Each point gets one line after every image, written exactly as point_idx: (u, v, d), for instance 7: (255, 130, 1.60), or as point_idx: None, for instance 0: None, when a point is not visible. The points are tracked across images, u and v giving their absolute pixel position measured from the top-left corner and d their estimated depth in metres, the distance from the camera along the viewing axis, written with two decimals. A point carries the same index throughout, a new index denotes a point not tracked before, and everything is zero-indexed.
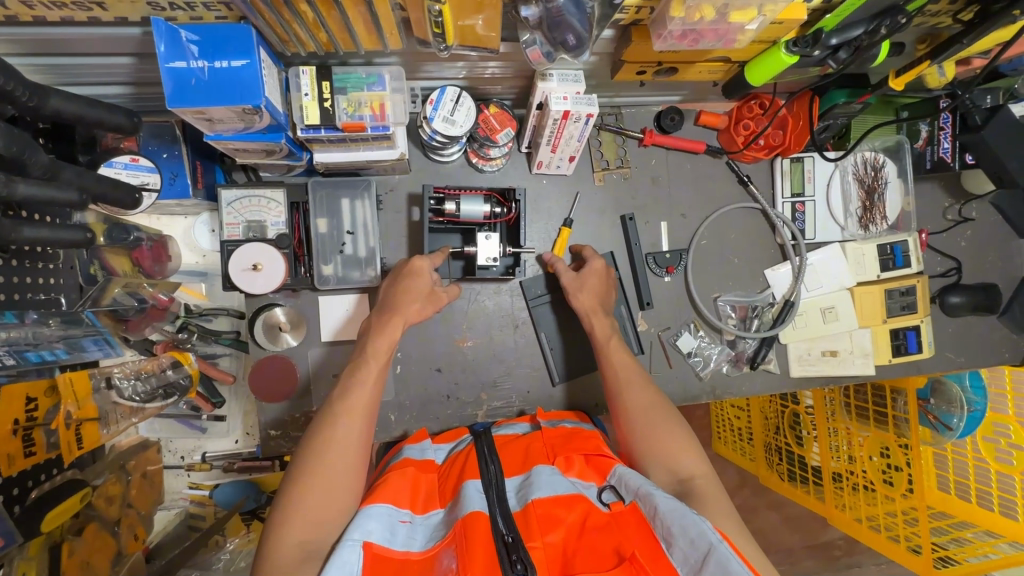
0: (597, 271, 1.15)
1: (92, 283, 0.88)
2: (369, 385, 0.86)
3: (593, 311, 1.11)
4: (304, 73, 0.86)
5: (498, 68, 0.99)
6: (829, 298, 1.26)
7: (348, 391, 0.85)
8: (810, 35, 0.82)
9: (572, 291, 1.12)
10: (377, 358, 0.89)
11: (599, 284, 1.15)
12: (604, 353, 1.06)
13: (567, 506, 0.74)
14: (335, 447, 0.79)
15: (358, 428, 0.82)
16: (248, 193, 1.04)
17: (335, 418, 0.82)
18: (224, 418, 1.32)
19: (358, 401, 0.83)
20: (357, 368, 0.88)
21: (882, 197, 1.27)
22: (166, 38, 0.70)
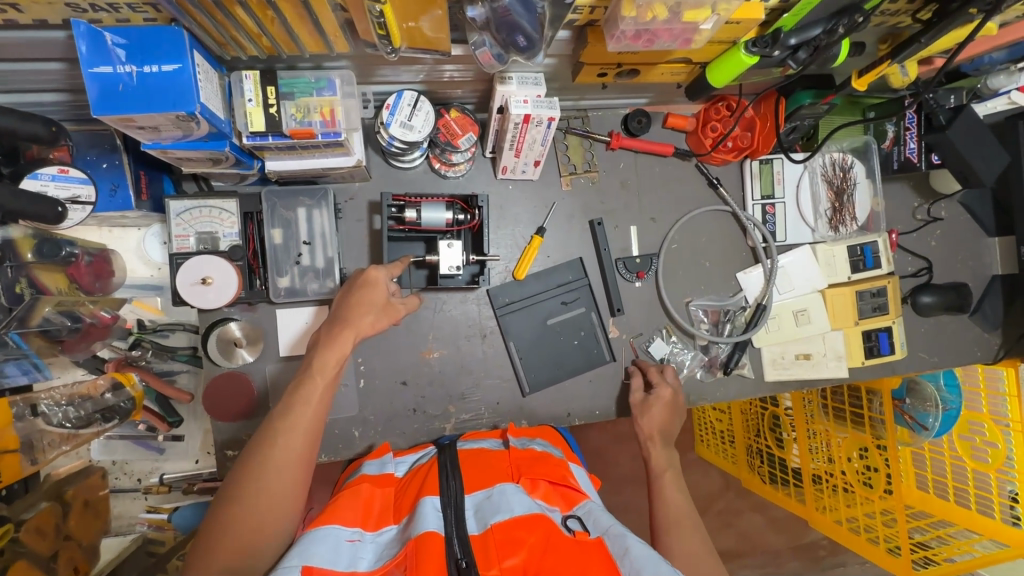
0: (665, 400, 1.13)
1: (18, 302, 0.82)
2: (313, 403, 0.78)
3: (652, 436, 1.10)
4: (247, 78, 0.82)
5: (456, 72, 0.96)
6: (801, 301, 1.24)
7: (289, 408, 0.78)
8: (769, 35, 0.80)
9: (637, 414, 1.14)
10: (323, 374, 0.81)
11: (665, 414, 1.13)
12: (658, 489, 1.01)
13: (528, 528, 0.70)
14: (272, 471, 0.72)
15: (297, 452, 0.75)
16: (198, 204, 1.00)
17: (273, 438, 0.75)
18: (183, 437, 1.27)
19: (301, 420, 0.76)
20: (299, 385, 0.80)
21: (851, 198, 1.26)
22: (92, 43, 0.67)
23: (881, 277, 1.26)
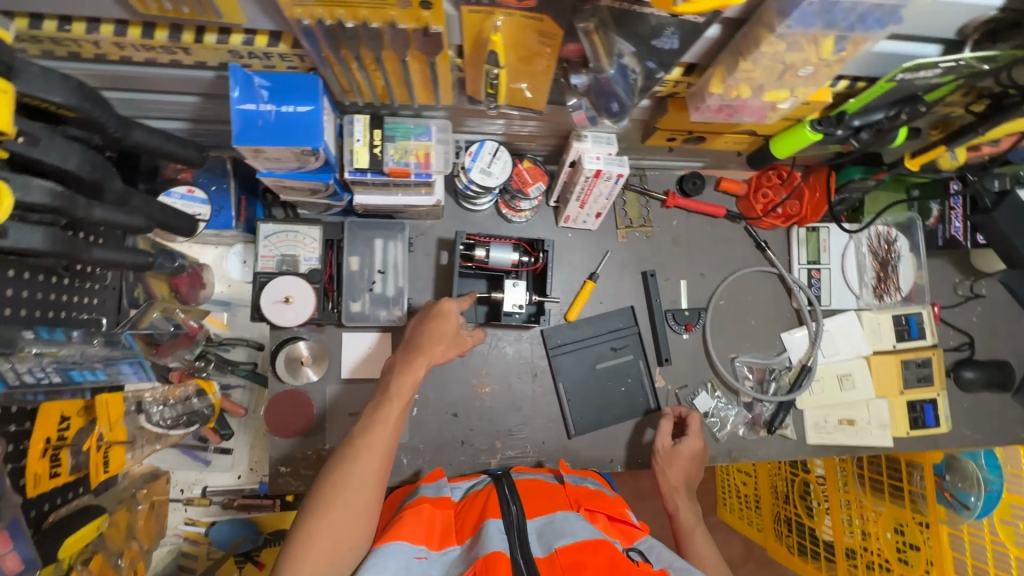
0: (693, 452, 1.15)
1: (135, 305, 0.88)
2: (390, 426, 0.82)
3: (677, 487, 1.12)
4: (357, 121, 0.91)
5: (536, 127, 1.05)
6: (846, 365, 1.27)
7: (368, 428, 0.82)
8: (834, 116, 0.87)
9: (661, 463, 1.14)
10: (399, 399, 0.84)
11: (688, 463, 1.14)
12: (688, 540, 1.04)
13: (595, 552, 0.72)
14: (352, 489, 0.76)
15: (375, 472, 0.78)
16: (286, 228, 1.08)
17: (354, 456, 0.78)
18: (230, 451, 1.30)
19: (379, 440, 0.80)
20: (378, 406, 0.84)
21: (895, 269, 1.30)
22: (243, 83, 0.76)
23: (925, 348, 1.28)
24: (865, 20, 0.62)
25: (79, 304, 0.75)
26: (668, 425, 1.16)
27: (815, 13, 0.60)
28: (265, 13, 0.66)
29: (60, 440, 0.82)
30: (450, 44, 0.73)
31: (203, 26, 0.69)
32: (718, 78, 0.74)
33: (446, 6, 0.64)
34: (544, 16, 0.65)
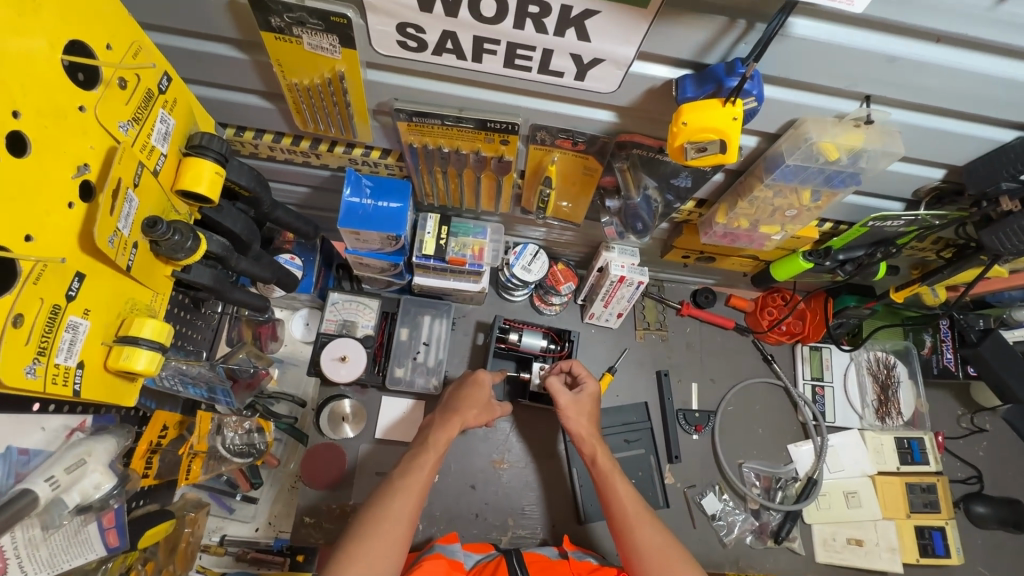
0: (593, 395, 1.11)
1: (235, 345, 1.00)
2: (425, 471, 0.93)
3: (591, 434, 1.07)
4: (429, 219, 1.12)
5: (572, 236, 1.26)
6: (851, 482, 1.32)
7: (406, 471, 0.93)
8: (822, 249, 1.06)
9: (569, 414, 1.08)
10: (435, 450, 0.96)
11: (594, 407, 1.11)
12: (607, 484, 0.99)
13: None
14: (389, 520, 0.85)
15: (410, 511, 0.88)
16: (351, 298, 1.26)
17: (393, 494, 0.89)
18: (254, 500, 1.19)
19: (417, 483, 0.91)
20: (417, 455, 0.96)
21: (896, 394, 1.40)
22: (353, 182, 0.99)
23: (930, 473, 1.33)
24: (832, 181, 0.80)
25: (193, 329, 0.84)
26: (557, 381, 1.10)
27: (792, 173, 0.79)
28: (385, 135, 0.90)
29: (155, 445, 0.78)
30: (516, 169, 0.96)
31: (335, 141, 0.93)
32: (723, 211, 0.95)
33: (519, 143, 0.87)
34: (590, 156, 0.87)
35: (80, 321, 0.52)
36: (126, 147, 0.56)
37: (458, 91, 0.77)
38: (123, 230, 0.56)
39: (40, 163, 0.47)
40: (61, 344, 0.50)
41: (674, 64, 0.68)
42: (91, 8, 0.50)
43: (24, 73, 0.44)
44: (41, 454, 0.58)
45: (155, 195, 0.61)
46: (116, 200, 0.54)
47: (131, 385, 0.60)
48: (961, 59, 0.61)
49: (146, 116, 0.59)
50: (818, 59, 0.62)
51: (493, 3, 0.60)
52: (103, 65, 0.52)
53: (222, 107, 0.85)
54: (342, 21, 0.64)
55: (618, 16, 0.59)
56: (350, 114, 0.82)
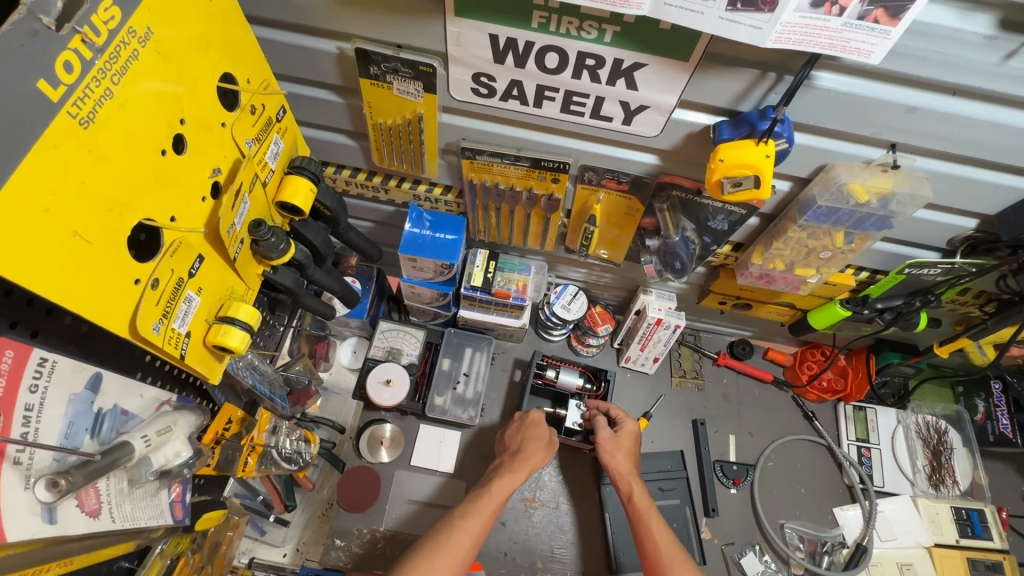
0: (632, 433, 1.15)
1: (296, 358, 1.09)
2: (485, 517, 0.97)
3: (628, 472, 1.10)
4: (479, 254, 1.21)
5: (611, 279, 1.32)
6: (905, 553, 1.23)
7: (465, 511, 0.98)
8: (860, 298, 1.09)
9: (605, 449, 1.12)
10: (497, 496, 1.01)
11: (633, 446, 1.14)
12: (642, 523, 1.01)
13: None
14: (441, 555, 0.90)
15: (463, 546, 0.92)
16: (399, 326, 1.33)
17: (449, 532, 0.94)
18: (287, 524, 1.18)
19: (473, 526, 0.95)
20: (478, 497, 1.01)
21: (949, 462, 1.33)
22: (414, 216, 1.10)
23: (994, 551, 1.24)
24: (864, 224, 0.85)
25: (260, 336, 0.90)
26: (601, 419, 1.16)
27: (824, 215, 0.86)
28: (448, 173, 1.02)
29: (221, 435, 0.82)
30: (563, 209, 1.05)
31: (404, 177, 1.06)
32: (758, 253, 1.01)
33: (568, 182, 0.96)
34: (633, 196, 0.96)
35: (194, 296, 0.61)
36: (248, 160, 0.67)
37: (519, 134, 0.89)
38: (237, 226, 0.66)
39: (191, 162, 0.58)
40: (178, 311, 0.59)
41: (711, 112, 0.77)
42: (241, 50, 0.64)
43: (193, 92, 0.57)
44: (135, 418, 0.64)
45: (261, 203, 0.73)
46: (236, 200, 0.65)
47: (219, 363, 0.68)
48: (976, 110, 0.67)
49: (264, 137, 0.72)
50: (842, 108, 0.70)
51: (556, 57, 0.72)
52: (242, 92, 0.65)
53: (313, 144, 0.99)
54: (428, 70, 0.76)
55: (662, 68, 0.70)
56: (422, 152, 0.94)
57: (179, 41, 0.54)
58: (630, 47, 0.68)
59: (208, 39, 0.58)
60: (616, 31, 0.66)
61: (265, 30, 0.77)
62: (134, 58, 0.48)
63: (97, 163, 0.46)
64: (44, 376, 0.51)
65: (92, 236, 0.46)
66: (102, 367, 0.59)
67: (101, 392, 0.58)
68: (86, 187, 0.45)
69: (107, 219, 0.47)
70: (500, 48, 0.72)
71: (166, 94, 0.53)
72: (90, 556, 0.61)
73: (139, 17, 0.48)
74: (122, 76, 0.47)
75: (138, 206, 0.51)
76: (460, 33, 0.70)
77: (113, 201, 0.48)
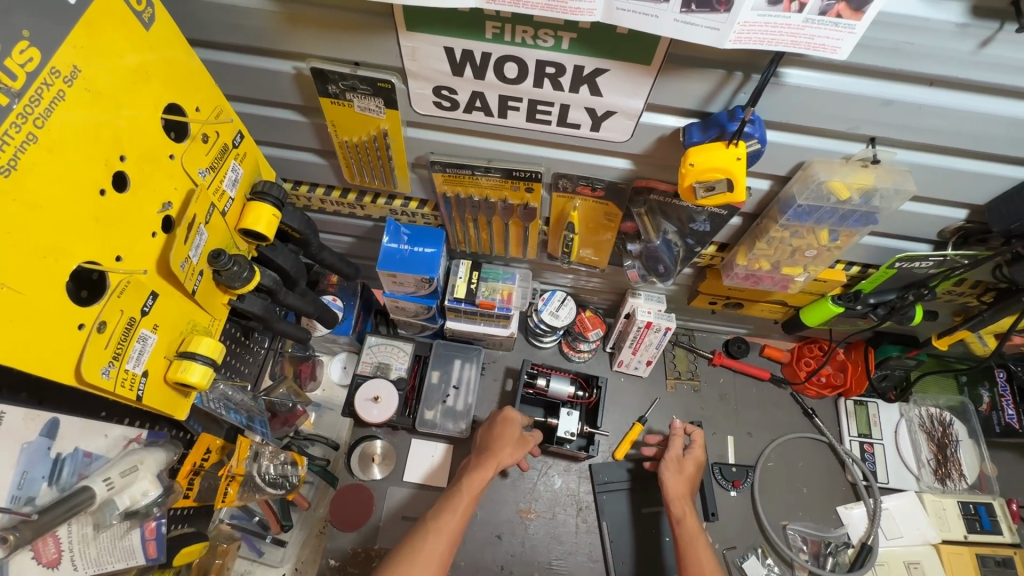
0: (697, 459, 1.13)
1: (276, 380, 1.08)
2: (457, 515, 0.96)
3: (683, 495, 1.08)
4: (461, 264, 1.19)
5: (598, 283, 1.30)
6: (911, 551, 1.20)
7: (441, 512, 0.97)
8: (852, 293, 1.06)
9: (668, 469, 1.11)
10: (468, 492, 0.99)
11: (694, 473, 1.12)
12: (691, 548, 0.99)
13: None
14: (421, 561, 0.89)
15: (440, 547, 0.92)
16: (388, 341, 1.31)
17: (425, 534, 0.93)
18: (285, 543, 1.19)
19: (446, 526, 0.94)
20: (449, 499, 0.99)
21: (955, 454, 1.30)
22: (391, 230, 1.07)
23: (1004, 545, 1.21)
24: (848, 220, 0.82)
25: (243, 362, 0.92)
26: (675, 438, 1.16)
27: (806, 213, 0.83)
28: (421, 186, 0.99)
29: (200, 466, 0.80)
30: (541, 216, 1.02)
31: (378, 193, 1.04)
32: (743, 253, 0.98)
33: (543, 191, 0.94)
34: (609, 202, 0.93)
35: (149, 334, 0.60)
36: (202, 189, 0.66)
37: (487, 145, 0.86)
38: (193, 258, 0.65)
39: (136, 198, 0.56)
40: (132, 352, 0.57)
41: (681, 114, 0.74)
42: (190, 79, 0.63)
43: (134, 125, 0.55)
44: (100, 459, 0.63)
45: (221, 232, 0.72)
46: (190, 232, 0.64)
47: (184, 399, 0.67)
48: (956, 99, 0.64)
49: (220, 165, 0.70)
50: (815, 105, 0.67)
51: (515, 67, 0.69)
52: (192, 122, 0.63)
53: (283, 164, 0.98)
54: (387, 86, 0.74)
55: (624, 73, 0.67)
56: (391, 167, 0.92)
57: (115, 74, 0.52)
58: (589, 54, 0.65)
59: (149, 69, 0.56)
60: (573, 37, 0.64)
61: (218, 53, 0.75)
62: (60, 98, 0.47)
63: (24, 211, 0.44)
64: None
65: (23, 285, 0.45)
66: (59, 412, 0.58)
67: (59, 437, 0.57)
68: (13, 238, 0.44)
69: (40, 267, 0.46)
70: (456, 60, 0.69)
71: (102, 129, 0.51)
72: None
73: (63, 53, 0.47)
74: (47, 117, 0.45)
75: (77, 249, 0.50)
76: (415, 47, 0.68)
77: (47, 246, 0.47)
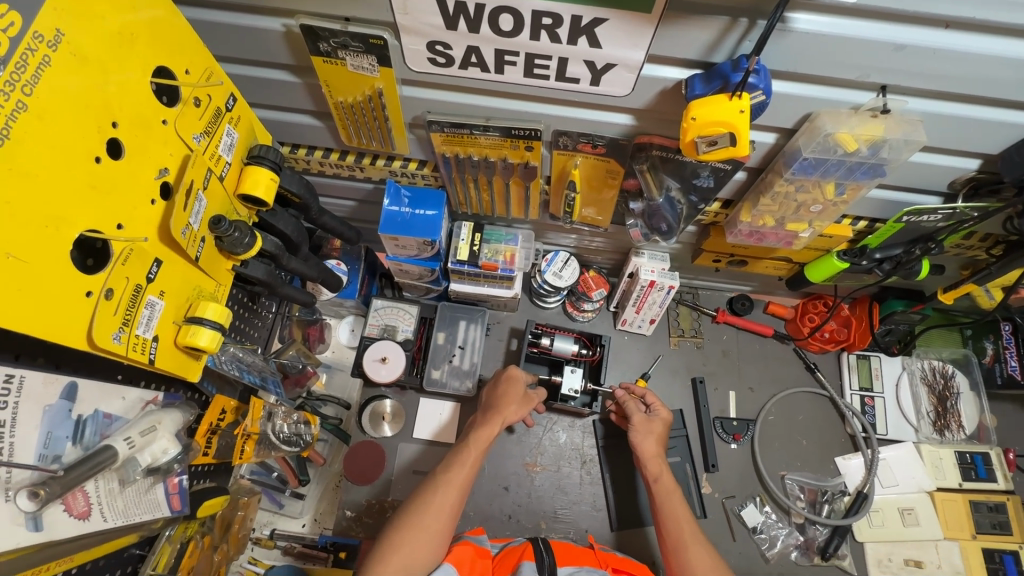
0: (665, 420, 1.11)
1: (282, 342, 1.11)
2: (466, 468, 0.99)
3: (657, 455, 1.05)
4: (463, 227, 1.17)
5: (602, 243, 1.29)
6: (906, 498, 1.24)
7: (449, 467, 0.99)
8: (858, 249, 1.04)
9: (637, 432, 1.08)
10: (476, 446, 1.02)
11: (664, 432, 1.10)
12: (668, 504, 0.97)
13: None
14: (432, 512, 0.91)
15: (451, 499, 0.94)
16: (394, 304, 1.32)
17: (435, 488, 0.95)
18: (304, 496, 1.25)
19: (456, 479, 0.97)
20: (457, 454, 1.02)
21: (955, 406, 1.32)
22: (392, 192, 1.07)
23: (998, 492, 1.24)
24: (855, 173, 0.81)
25: (252, 326, 0.94)
26: (631, 403, 1.14)
27: (811, 167, 0.81)
28: (420, 147, 0.98)
29: (216, 426, 0.84)
30: (542, 175, 1.01)
31: (377, 154, 1.03)
32: (747, 209, 0.97)
33: (543, 149, 0.92)
34: (611, 159, 0.92)
35: (157, 300, 0.61)
36: (198, 155, 0.66)
37: (484, 103, 0.84)
38: (194, 225, 0.65)
39: (131, 166, 0.56)
40: (141, 318, 0.59)
41: (684, 66, 0.72)
42: (177, 40, 0.61)
43: (124, 90, 0.54)
44: (119, 420, 0.66)
45: (220, 198, 0.72)
46: (188, 199, 0.64)
47: (196, 362, 0.70)
48: (972, 43, 0.61)
49: (214, 130, 0.70)
50: (824, 52, 0.64)
51: (510, 18, 0.67)
52: (182, 86, 0.62)
53: (280, 127, 0.96)
54: (379, 42, 0.72)
55: (624, 23, 0.64)
56: (388, 128, 0.91)
57: (98, 36, 0.51)
58: (587, 3, 0.62)
59: (134, 31, 0.55)
60: None
61: (205, 11, 0.73)
62: (46, 64, 0.46)
63: (20, 180, 0.44)
64: (14, 391, 0.52)
65: (27, 254, 0.46)
66: (77, 376, 0.60)
67: (80, 400, 0.60)
68: (12, 207, 0.44)
69: (41, 236, 0.47)
70: (450, 13, 0.67)
71: (91, 96, 0.51)
72: (92, 551, 0.66)
73: (44, 17, 0.46)
74: (34, 85, 0.45)
75: (77, 218, 0.50)
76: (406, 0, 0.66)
77: (47, 217, 0.47)
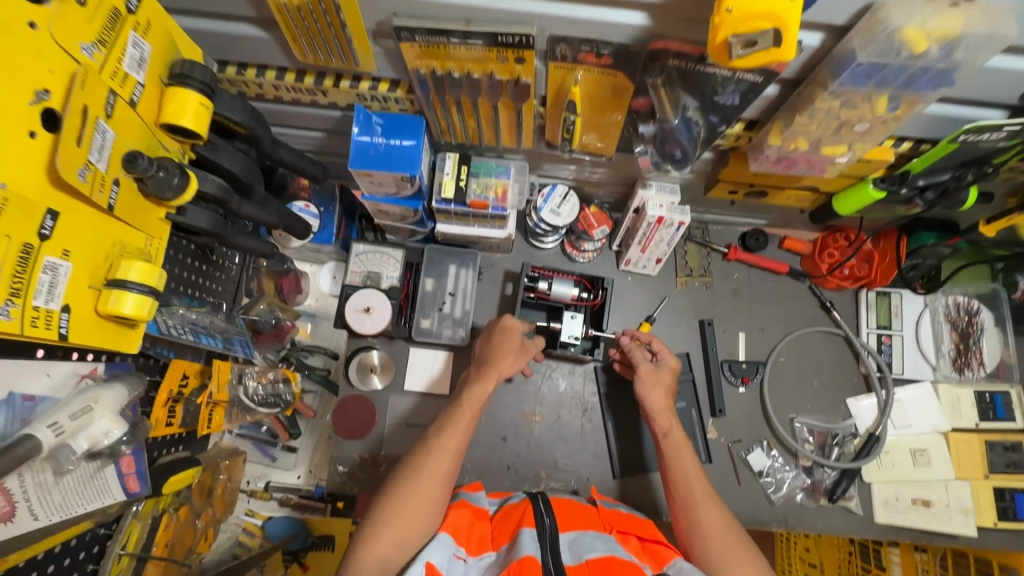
0: (673, 369, 1.03)
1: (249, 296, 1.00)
2: (460, 429, 0.92)
3: (666, 408, 0.97)
4: (448, 158, 1.04)
5: (604, 174, 1.15)
6: (919, 439, 1.20)
7: (442, 428, 0.92)
8: (898, 175, 0.91)
9: (645, 383, 1.01)
10: (469, 405, 0.95)
11: (673, 383, 1.02)
12: (677, 459, 0.90)
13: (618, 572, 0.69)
14: (424, 477, 0.85)
15: (444, 461, 0.87)
16: (376, 249, 1.21)
17: (428, 452, 0.88)
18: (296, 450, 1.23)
19: (450, 441, 0.90)
20: (450, 413, 0.94)
21: (978, 343, 1.24)
22: (361, 120, 0.91)
23: (1014, 431, 1.20)
24: (915, 83, 0.67)
25: (211, 281, 0.85)
26: (637, 353, 1.06)
27: (865, 75, 0.66)
28: (389, 62, 0.82)
29: (177, 394, 0.77)
30: (536, 95, 0.85)
31: (340, 73, 0.86)
32: (777, 131, 0.82)
33: (537, 61, 0.77)
34: (619, 71, 0.76)
35: (60, 262, 0.53)
36: (89, 71, 0.53)
37: (462, 0, 0.68)
38: (97, 164, 0.54)
39: None
40: (39, 285, 0.51)
41: None
42: None
43: None
44: (48, 399, 0.59)
45: (134, 127, 0.59)
46: (83, 129, 0.52)
47: (129, 324, 0.63)
48: None
49: (113, 37, 0.55)
50: None
51: None
52: None
53: (217, 40, 0.79)
54: None
55: None
56: (347, 38, 0.74)
57: None
58: None
59: None
60: None
61: None
62: None
63: None
64: None
65: None
66: None
67: None
68: None
69: None
70: None
71: None
72: (37, 538, 0.60)
73: None
74: None
75: None
76: None
77: None
